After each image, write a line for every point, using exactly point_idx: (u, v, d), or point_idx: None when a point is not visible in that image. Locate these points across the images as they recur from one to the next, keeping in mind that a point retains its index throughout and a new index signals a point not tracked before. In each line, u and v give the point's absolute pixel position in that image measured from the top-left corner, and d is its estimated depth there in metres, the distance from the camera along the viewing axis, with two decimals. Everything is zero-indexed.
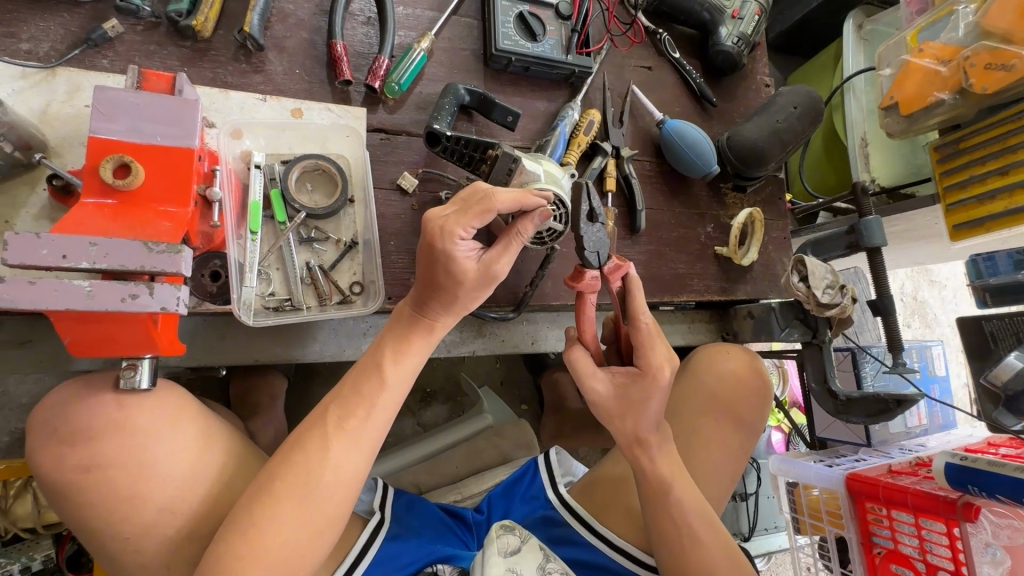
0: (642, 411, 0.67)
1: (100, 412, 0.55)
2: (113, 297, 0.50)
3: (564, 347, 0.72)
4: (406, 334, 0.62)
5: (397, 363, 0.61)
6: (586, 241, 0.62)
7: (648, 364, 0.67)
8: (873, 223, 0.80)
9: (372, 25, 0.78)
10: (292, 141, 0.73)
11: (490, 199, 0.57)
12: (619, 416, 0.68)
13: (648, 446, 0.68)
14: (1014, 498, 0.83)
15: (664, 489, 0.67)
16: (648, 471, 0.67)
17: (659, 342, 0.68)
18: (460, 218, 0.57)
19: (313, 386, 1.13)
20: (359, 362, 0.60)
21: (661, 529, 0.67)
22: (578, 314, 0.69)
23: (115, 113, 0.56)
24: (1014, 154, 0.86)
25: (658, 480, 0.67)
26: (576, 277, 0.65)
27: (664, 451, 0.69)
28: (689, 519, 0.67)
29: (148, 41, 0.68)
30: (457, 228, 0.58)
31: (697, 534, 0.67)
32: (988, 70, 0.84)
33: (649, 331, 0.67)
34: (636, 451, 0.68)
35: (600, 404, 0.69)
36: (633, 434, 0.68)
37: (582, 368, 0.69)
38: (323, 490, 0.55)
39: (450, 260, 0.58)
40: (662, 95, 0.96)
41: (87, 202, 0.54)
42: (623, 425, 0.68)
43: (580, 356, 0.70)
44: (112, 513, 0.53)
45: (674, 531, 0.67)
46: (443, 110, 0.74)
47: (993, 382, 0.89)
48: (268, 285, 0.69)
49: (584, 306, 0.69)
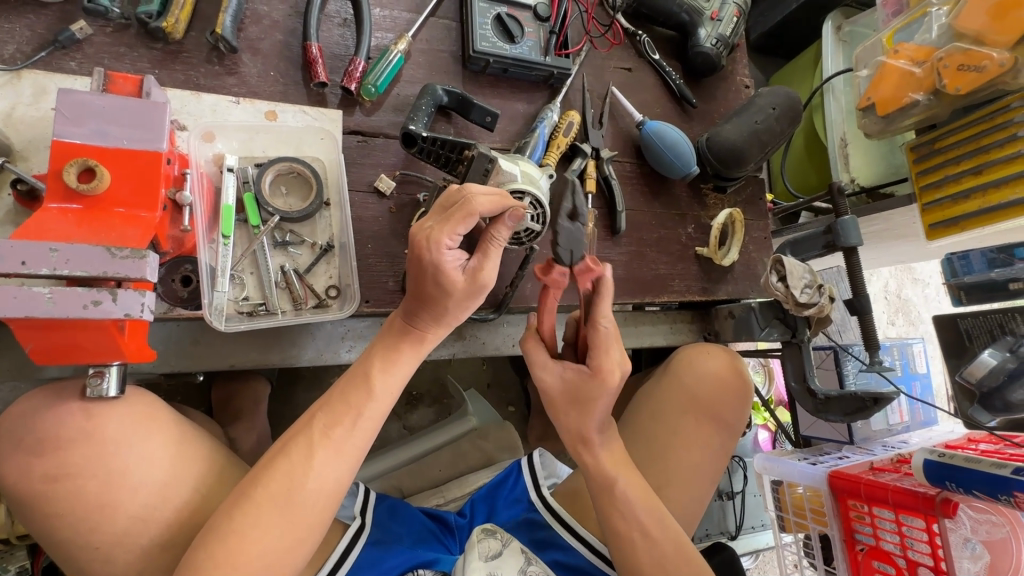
0: (590, 408, 0.69)
1: (67, 422, 0.54)
2: (75, 303, 0.49)
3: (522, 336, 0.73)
4: (395, 347, 0.62)
5: (386, 374, 0.61)
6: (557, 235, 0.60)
7: (598, 367, 0.68)
8: (849, 223, 0.80)
9: (348, 27, 0.77)
10: (266, 143, 0.72)
11: (469, 203, 0.56)
12: (569, 414, 0.70)
13: (592, 445, 0.70)
14: (989, 493, 0.85)
15: (611, 485, 0.67)
16: (592, 470, 0.69)
17: (612, 345, 0.68)
18: (443, 227, 0.56)
19: (297, 391, 1.12)
20: (347, 374, 0.61)
21: (612, 527, 0.67)
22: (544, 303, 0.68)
23: (80, 117, 0.55)
24: (987, 154, 0.88)
25: (605, 479, 0.68)
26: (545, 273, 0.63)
27: (610, 451, 0.70)
28: (638, 512, 0.67)
29: (117, 43, 0.67)
30: (442, 238, 0.56)
31: (649, 530, 0.67)
32: (961, 71, 0.85)
33: (603, 335, 0.67)
34: (581, 449, 0.70)
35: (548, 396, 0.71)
36: (578, 433, 0.70)
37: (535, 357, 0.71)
38: (305, 496, 0.55)
39: (438, 270, 0.57)
40: (642, 97, 0.96)
41: (51, 207, 0.53)
42: (568, 424, 0.71)
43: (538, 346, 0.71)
44: (82, 522, 0.52)
45: (623, 531, 0.67)
46: (419, 111, 0.73)
47: (969, 379, 0.92)
48: (241, 290, 0.68)
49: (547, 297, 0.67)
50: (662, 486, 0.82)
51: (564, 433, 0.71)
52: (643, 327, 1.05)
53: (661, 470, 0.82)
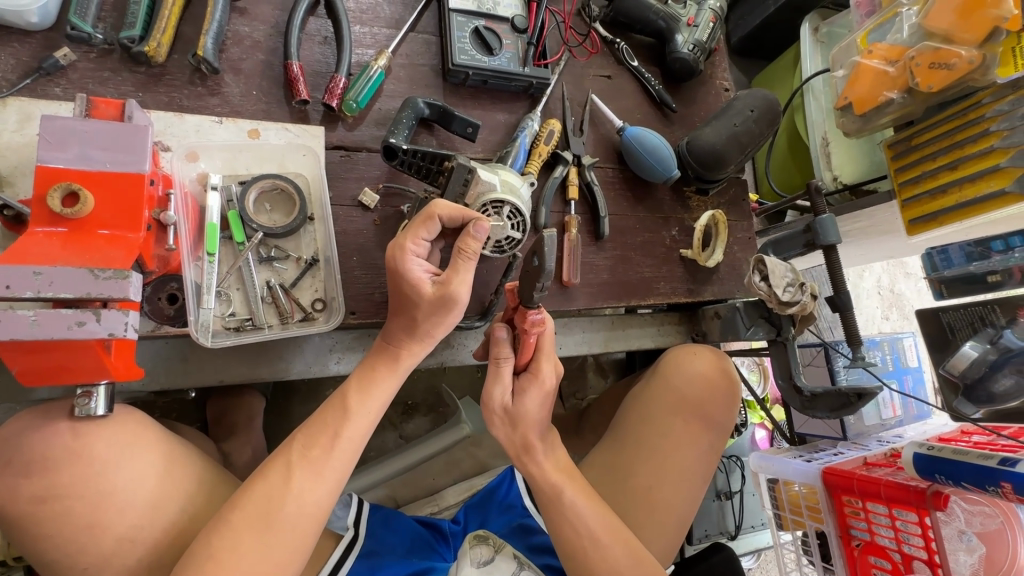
0: (523, 419, 0.69)
1: (55, 443, 0.55)
2: (60, 325, 0.50)
3: (489, 387, 0.68)
4: (371, 368, 0.64)
5: (362, 398, 0.62)
6: (534, 288, 0.60)
7: (540, 372, 0.69)
8: (828, 221, 0.82)
9: (329, 45, 0.79)
10: (249, 161, 0.73)
11: (430, 207, 0.61)
12: (505, 426, 0.70)
13: (535, 454, 0.70)
14: (978, 485, 0.85)
15: (558, 494, 0.68)
16: (538, 480, 0.69)
17: (554, 350, 0.71)
18: (406, 231, 0.60)
19: (292, 405, 1.13)
20: (325, 402, 0.62)
21: (561, 532, 0.67)
22: (522, 342, 0.66)
23: (63, 142, 0.56)
24: (962, 150, 0.89)
25: (551, 487, 0.68)
26: (524, 317, 0.64)
27: (554, 458, 0.71)
28: (589, 520, 0.67)
29: (101, 68, 0.68)
30: (407, 241, 0.61)
31: (599, 536, 0.67)
32: (932, 69, 0.87)
33: (552, 340, 0.70)
34: (525, 460, 0.70)
35: (489, 407, 0.69)
36: (520, 442, 0.70)
37: (501, 375, 0.68)
38: (283, 520, 0.56)
39: (402, 276, 0.60)
40: (622, 103, 0.98)
41: (36, 231, 0.54)
42: (509, 435, 0.70)
43: (508, 369, 0.68)
44: (71, 543, 0.53)
45: (574, 537, 0.67)
46: (400, 124, 0.74)
47: (952, 372, 0.93)
48: (228, 306, 0.69)
49: (528, 341, 0.66)
50: (652, 488, 0.82)
51: (506, 444, 0.71)
52: (632, 330, 1.06)
53: (651, 472, 0.83)
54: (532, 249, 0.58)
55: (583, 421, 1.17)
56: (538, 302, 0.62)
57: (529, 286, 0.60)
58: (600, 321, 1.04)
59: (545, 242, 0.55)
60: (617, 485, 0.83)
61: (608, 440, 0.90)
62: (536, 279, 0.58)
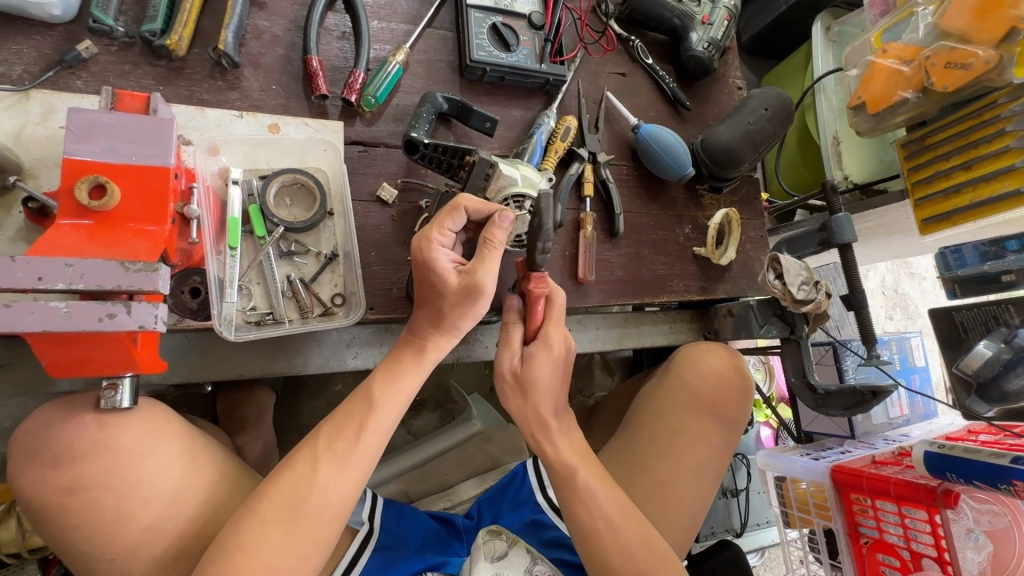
0: (532, 388, 0.71)
1: (81, 434, 0.55)
2: (90, 317, 0.50)
3: (499, 351, 0.72)
4: (398, 360, 0.64)
5: (388, 391, 0.62)
6: (538, 247, 0.65)
7: (549, 339, 0.72)
8: (843, 220, 0.82)
9: (347, 40, 0.79)
10: (269, 156, 0.73)
11: (456, 199, 0.62)
12: (516, 396, 0.72)
13: (549, 432, 0.71)
14: (991, 483, 0.86)
15: (572, 475, 0.68)
16: (553, 460, 0.70)
17: (563, 319, 0.74)
18: (432, 222, 0.61)
19: (302, 400, 1.13)
20: (353, 395, 0.62)
21: (575, 516, 0.67)
22: (530, 304, 0.71)
23: (89, 135, 0.56)
24: (976, 150, 0.90)
25: (565, 468, 0.68)
26: (530, 278, 0.69)
27: (569, 440, 0.72)
28: (602, 502, 0.67)
29: (122, 61, 0.68)
30: (433, 233, 0.61)
31: (612, 518, 0.66)
32: (948, 69, 0.87)
33: (561, 308, 0.74)
34: (540, 438, 0.71)
35: (499, 374, 0.72)
36: (534, 417, 0.72)
37: (510, 340, 0.71)
38: (310, 512, 0.56)
39: (429, 266, 0.61)
40: (637, 101, 0.98)
41: (63, 223, 0.55)
42: (524, 411, 0.72)
43: (517, 334, 0.72)
44: (97, 533, 0.54)
45: (587, 519, 0.66)
46: (420, 119, 0.75)
47: (966, 369, 0.94)
48: (249, 300, 0.69)
49: (537, 301, 0.71)
50: (666, 483, 0.83)
51: (521, 422, 0.72)
52: (643, 328, 1.06)
53: (665, 469, 0.84)
54: (532, 209, 0.64)
55: (592, 418, 1.17)
56: (542, 264, 0.67)
57: (532, 245, 0.65)
58: (612, 319, 1.04)
59: (544, 197, 0.62)
60: (633, 481, 0.83)
61: (622, 437, 0.90)
62: (539, 234, 0.63)
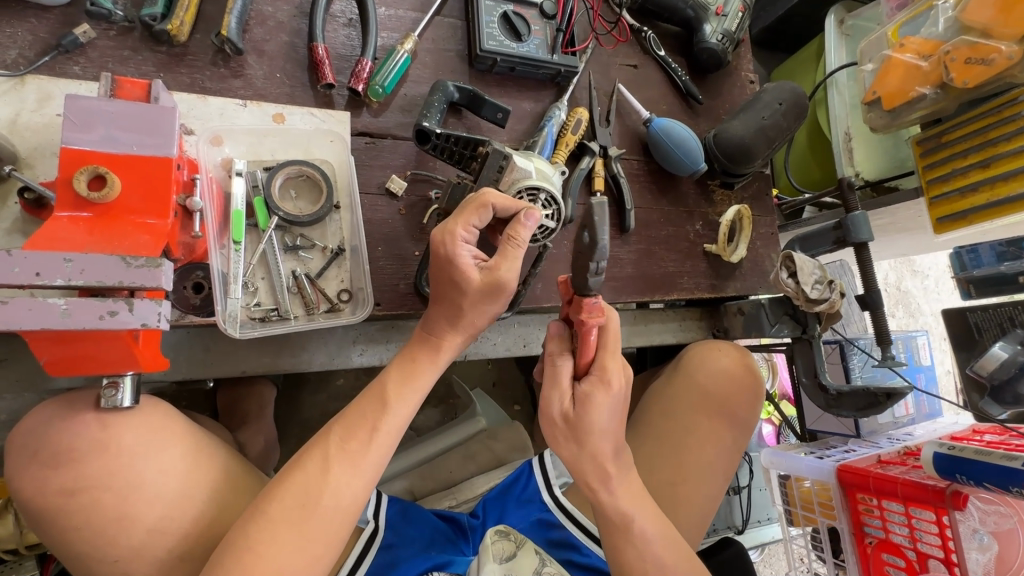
0: (588, 433, 0.65)
1: (82, 434, 0.53)
2: (90, 315, 0.48)
3: (547, 390, 0.67)
4: (411, 359, 0.63)
5: (401, 390, 0.60)
6: (588, 270, 0.59)
7: (604, 374, 0.65)
8: (859, 218, 0.80)
9: (354, 27, 0.76)
10: (274, 146, 0.71)
11: (482, 195, 0.60)
12: (569, 442, 0.66)
13: (608, 481, 0.65)
14: (1003, 486, 0.84)
15: (628, 524, 0.64)
16: (607, 508, 0.65)
17: (619, 347, 0.67)
18: (457, 217, 0.59)
19: (303, 394, 1.12)
20: (365, 394, 0.60)
21: (625, 561, 0.65)
22: (581, 339, 0.65)
23: (89, 123, 0.54)
24: (995, 147, 0.88)
25: (621, 517, 0.64)
26: (581, 307, 0.64)
27: (626, 485, 0.66)
28: (657, 548, 0.65)
29: (121, 46, 0.66)
30: (457, 230, 0.59)
31: (667, 568, 0.64)
32: (969, 64, 0.85)
33: (616, 334, 0.67)
34: (595, 487, 0.65)
35: (549, 418, 0.67)
36: (592, 467, 0.65)
37: (560, 381, 0.66)
38: (321, 513, 0.54)
39: (451, 263, 0.59)
40: (648, 93, 0.96)
41: (61, 216, 0.53)
42: (580, 455, 0.65)
43: (566, 371, 0.66)
44: (99, 535, 0.52)
45: (639, 565, 0.64)
46: (431, 108, 0.72)
47: (980, 372, 0.97)
48: (253, 296, 0.67)
49: (588, 334, 0.64)
50: (676, 483, 0.81)
51: (571, 464, 0.66)
52: (651, 325, 1.04)
53: (674, 467, 0.83)
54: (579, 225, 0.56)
55: None
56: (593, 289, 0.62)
57: (581, 270, 0.60)
58: (621, 316, 1.02)
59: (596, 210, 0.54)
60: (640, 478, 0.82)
61: (631, 435, 0.89)
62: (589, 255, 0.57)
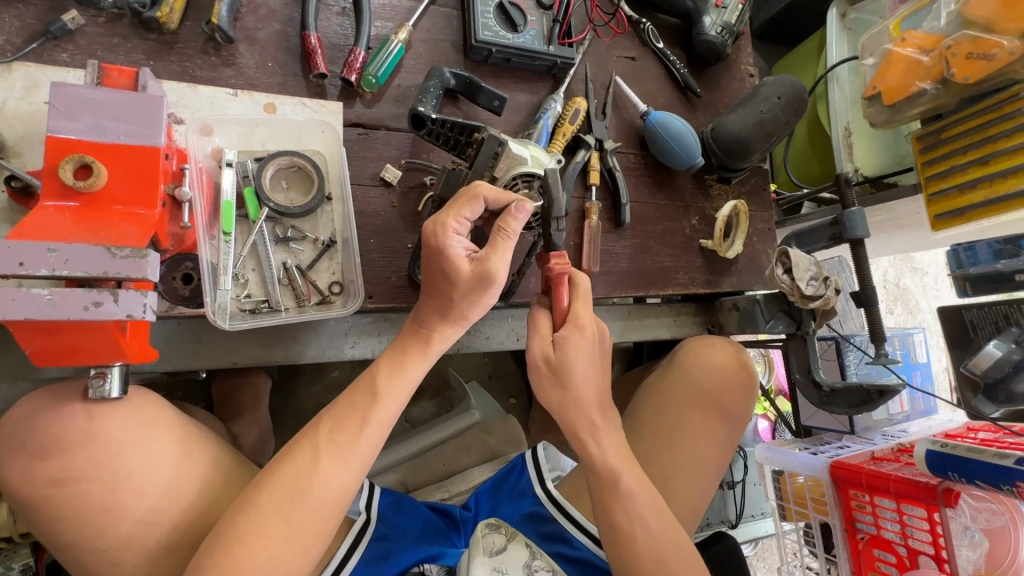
0: (573, 382, 0.67)
1: (70, 425, 0.53)
2: (75, 305, 0.48)
3: (530, 337, 0.68)
4: (403, 350, 0.62)
5: (392, 381, 0.60)
6: (551, 226, 0.67)
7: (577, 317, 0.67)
8: (856, 215, 0.80)
9: (347, 16, 0.75)
10: (265, 137, 0.70)
11: (474, 187, 0.60)
12: (556, 396, 0.68)
13: (597, 434, 0.68)
14: (993, 484, 0.84)
15: (616, 480, 0.65)
16: (597, 463, 0.67)
17: (591, 301, 0.70)
18: (448, 209, 0.59)
19: (298, 386, 1.12)
20: (354, 387, 0.60)
21: (613, 523, 0.65)
22: (554, 287, 0.67)
23: (75, 112, 0.53)
24: (995, 144, 0.87)
25: (610, 473, 0.66)
26: (548, 259, 0.67)
27: (615, 442, 0.69)
28: (645, 516, 0.65)
29: (111, 34, 0.65)
30: (448, 221, 0.59)
31: (654, 532, 0.65)
32: (970, 60, 0.84)
33: (587, 290, 0.69)
34: (584, 440, 0.68)
35: (533, 369, 0.68)
36: (580, 421, 0.68)
37: (540, 330, 0.68)
38: (310, 505, 0.54)
39: (442, 253, 0.59)
40: (646, 85, 0.95)
41: (47, 205, 0.52)
42: (568, 413, 0.68)
43: (545, 321, 0.68)
44: (87, 525, 0.52)
45: (625, 525, 0.65)
46: (428, 92, 0.72)
47: (974, 370, 0.97)
48: (244, 288, 0.67)
49: (561, 281, 0.67)
50: (669, 479, 0.81)
51: (563, 425, 0.69)
52: (646, 320, 1.04)
53: (667, 464, 0.82)
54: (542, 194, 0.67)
55: None
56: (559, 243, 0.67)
57: (547, 225, 0.67)
58: (615, 311, 1.02)
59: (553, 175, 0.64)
60: None
61: (622, 432, 0.88)
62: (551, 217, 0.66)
